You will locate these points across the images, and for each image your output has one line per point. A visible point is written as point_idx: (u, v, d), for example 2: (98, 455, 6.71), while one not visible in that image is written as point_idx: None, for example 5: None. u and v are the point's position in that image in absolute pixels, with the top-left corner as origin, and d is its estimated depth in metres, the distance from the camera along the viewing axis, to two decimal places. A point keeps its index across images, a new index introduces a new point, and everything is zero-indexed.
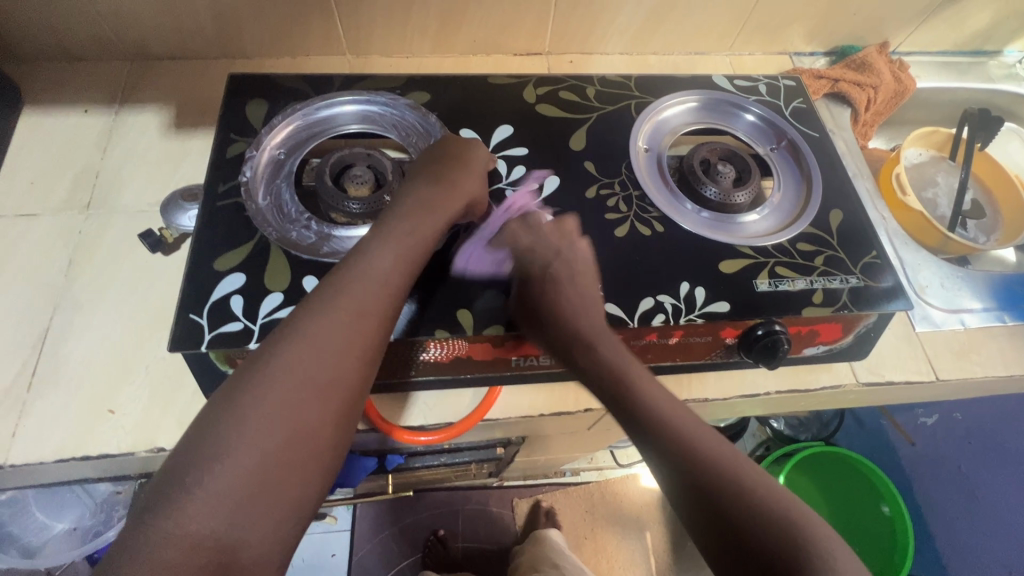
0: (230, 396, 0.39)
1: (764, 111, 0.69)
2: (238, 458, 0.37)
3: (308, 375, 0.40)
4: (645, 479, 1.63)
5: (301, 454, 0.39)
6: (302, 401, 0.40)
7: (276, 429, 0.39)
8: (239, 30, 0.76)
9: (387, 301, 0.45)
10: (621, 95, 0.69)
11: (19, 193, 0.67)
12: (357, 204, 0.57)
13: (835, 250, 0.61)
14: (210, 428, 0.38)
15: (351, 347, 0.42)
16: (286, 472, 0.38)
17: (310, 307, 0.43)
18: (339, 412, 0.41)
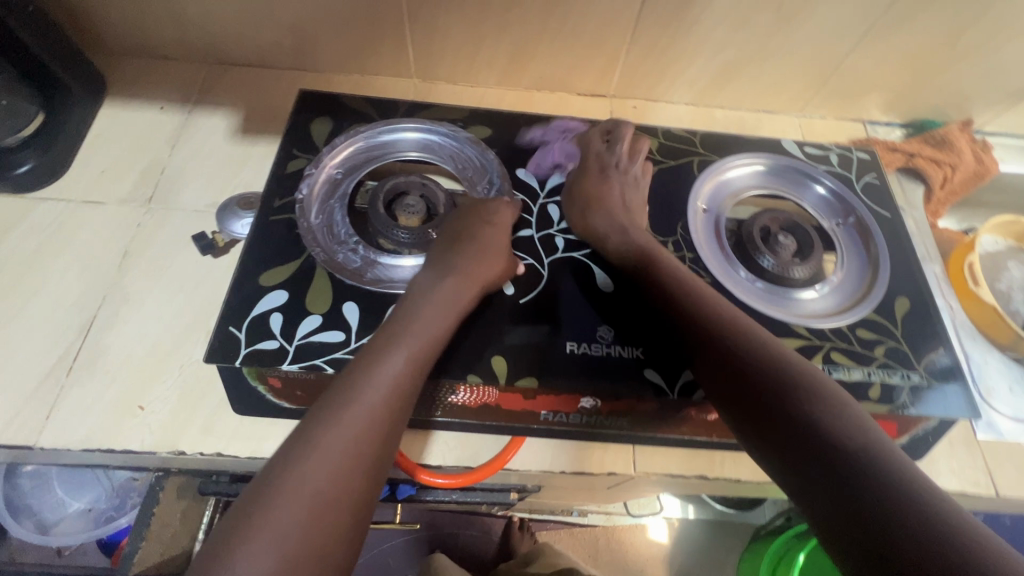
0: (253, 490, 0.37)
1: (835, 184, 0.66)
2: (265, 539, 0.34)
3: (337, 445, 0.39)
4: (654, 531, 1.57)
5: (330, 532, 0.36)
6: (325, 487, 0.37)
7: (297, 521, 0.36)
8: (315, 46, 0.78)
9: (416, 366, 0.45)
10: (683, 151, 0.67)
11: (90, 180, 0.70)
12: (407, 235, 0.57)
13: (897, 341, 0.57)
14: (237, 509, 0.36)
15: (380, 416, 0.42)
16: (315, 554, 0.35)
17: (333, 389, 0.43)
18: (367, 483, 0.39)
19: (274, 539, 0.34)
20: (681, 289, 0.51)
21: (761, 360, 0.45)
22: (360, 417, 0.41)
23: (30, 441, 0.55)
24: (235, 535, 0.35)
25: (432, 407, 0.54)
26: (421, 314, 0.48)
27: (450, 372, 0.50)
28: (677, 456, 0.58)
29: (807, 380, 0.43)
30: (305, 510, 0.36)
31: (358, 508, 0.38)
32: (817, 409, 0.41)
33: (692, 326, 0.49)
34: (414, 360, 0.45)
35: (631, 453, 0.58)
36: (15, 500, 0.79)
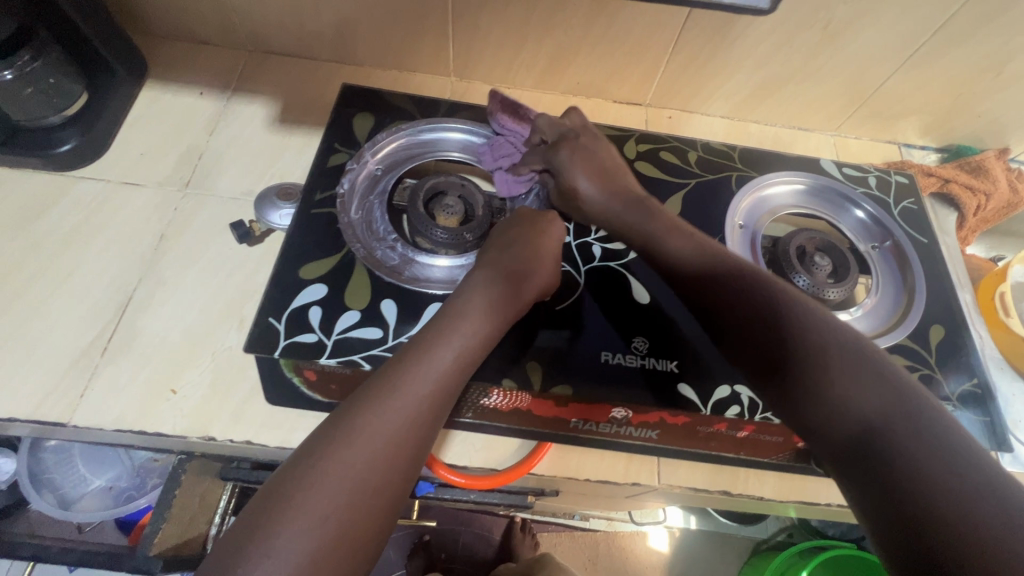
0: (299, 463, 0.37)
1: (874, 207, 0.66)
2: (302, 524, 0.34)
3: (384, 429, 0.39)
4: (654, 540, 1.57)
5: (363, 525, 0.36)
6: (370, 471, 0.37)
7: (340, 501, 0.36)
8: (356, 39, 0.78)
9: (461, 363, 0.44)
10: (722, 165, 0.67)
11: (129, 161, 0.71)
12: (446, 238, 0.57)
13: (931, 369, 0.56)
14: (278, 485, 0.36)
15: (427, 407, 0.41)
16: (345, 544, 0.35)
17: (388, 371, 0.42)
18: (403, 479, 0.39)
19: (308, 526, 0.34)
20: (736, 282, 0.47)
21: (834, 359, 0.40)
22: (407, 410, 0.40)
23: (64, 417, 0.55)
24: (274, 515, 0.34)
25: (463, 408, 0.54)
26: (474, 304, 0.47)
27: (485, 374, 0.51)
28: (702, 470, 0.58)
29: (892, 386, 0.38)
30: (344, 499, 0.36)
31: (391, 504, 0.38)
32: (898, 421, 0.36)
33: (750, 322, 0.45)
34: (462, 356, 0.44)
35: (656, 465, 0.58)
36: (37, 473, 0.80)
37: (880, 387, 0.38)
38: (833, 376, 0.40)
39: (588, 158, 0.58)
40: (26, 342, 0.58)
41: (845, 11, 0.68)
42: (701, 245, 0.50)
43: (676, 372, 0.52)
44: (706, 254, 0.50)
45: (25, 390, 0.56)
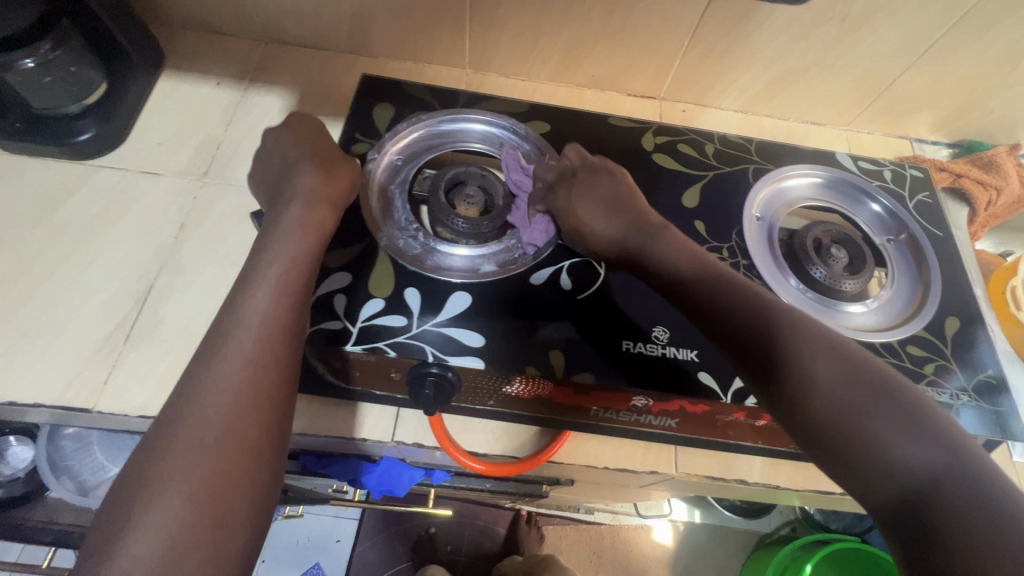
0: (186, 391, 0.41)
1: (891, 201, 0.66)
2: (187, 442, 0.38)
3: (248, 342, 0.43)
4: (659, 533, 1.58)
5: (224, 501, 0.37)
6: (245, 376, 0.42)
7: (222, 404, 0.40)
8: (372, 30, 0.78)
9: (285, 335, 0.45)
10: (739, 157, 0.68)
11: (147, 151, 0.71)
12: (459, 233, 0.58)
13: (947, 361, 0.57)
14: (121, 491, 0.36)
15: (283, 312, 0.45)
16: (207, 523, 0.36)
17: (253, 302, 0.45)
18: (256, 452, 0.40)
19: (163, 515, 0.35)
20: (772, 325, 0.45)
21: (877, 415, 0.40)
22: (228, 391, 0.41)
23: (89, 403, 0.56)
24: (159, 441, 0.38)
25: (486, 396, 0.55)
26: (269, 276, 0.47)
27: (508, 362, 0.51)
28: (719, 458, 0.59)
29: (936, 441, 0.38)
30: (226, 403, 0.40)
31: (252, 478, 0.39)
32: (949, 481, 0.36)
33: (789, 371, 0.43)
34: (278, 327, 0.45)
35: (673, 453, 0.59)
36: (56, 460, 0.83)
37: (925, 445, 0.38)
38: (878, 433, 0.39)
39: (609, 203, 0.58)
40: (50, 329, 0.59)
41: (862, 5, 0.68)
42: (730, 283, 0.49)
43: (696, 360, 0.53)
44: (737, 294, 0.48)
45: (50, 376, 0.56)
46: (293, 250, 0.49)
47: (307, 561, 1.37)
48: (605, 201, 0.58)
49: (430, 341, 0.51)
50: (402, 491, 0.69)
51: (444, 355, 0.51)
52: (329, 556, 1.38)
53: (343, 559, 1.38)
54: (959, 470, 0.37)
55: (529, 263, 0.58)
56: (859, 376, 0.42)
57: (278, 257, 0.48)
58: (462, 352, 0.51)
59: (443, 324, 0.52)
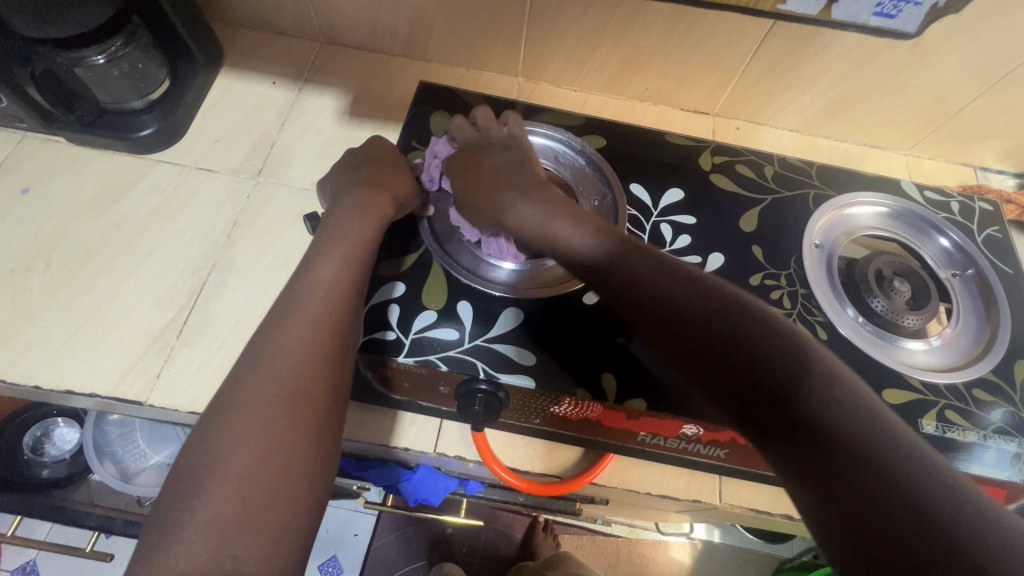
0: (250, 363, 0.42)
1: (961, 237, 0.64)
2: (254, 399, 0.40)
3: (317, 308, 0.45)
4: (677, 550, 1.56)
5: (287, 473, 0.38)
6: (309, 340, 0.43)
7: (289, 364, 0.42)
8: (428, 36, 0.78)
9: (337, 321, 0.45)
10: (799, 181, 0.66)
11: (204, 147, 0.72)
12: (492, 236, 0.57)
13: (1014, 406, 0.54)
14: (186, 461, 0.37)
15: (343, 290, 0.47)
16: (276, 492, 0.38)
17: (320, 305, 0.45)
18: (308, 433, 0.40)
19: (234, 470, 0.37)
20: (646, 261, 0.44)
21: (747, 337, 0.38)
22: (288, 364, 0.42)
23: (142, 397, 0.57)
24: (226, 408, 0.39)
25: (532, 415, 0.54)
26: (335, 270, 0.47)
27: (557, 383, 0.50)
28: (764, 492, 0.57)
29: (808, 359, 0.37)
30: (295, 364, 0.42)
31: (313, 452, 0.40)
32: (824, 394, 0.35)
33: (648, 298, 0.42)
34: (336, 308, 0.45)
35: (717, 482, 0.57)
36: (101, 445, 0.89)
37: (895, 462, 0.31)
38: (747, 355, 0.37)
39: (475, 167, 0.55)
40: (108, 321, 0.60)
41: (939, 29, 0.66)
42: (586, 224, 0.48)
43: None
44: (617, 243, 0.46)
45: (105, 368, 0.57)
46: (350, 258, 0.49)
47: (325, 553, 1.38)
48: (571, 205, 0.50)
49: (480, 356, 0.51)
50: (436, 499, 0.69)
51: (495, 372, 0.50)
52: (346, 549, 1.39)
53: (361, 553, 1.39)
54: (924, 489, 0.30)
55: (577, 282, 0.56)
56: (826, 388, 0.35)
57: (341, 261, 0.48)
58: (513, 370, 0.51)
59: (493, 340, 0.52)
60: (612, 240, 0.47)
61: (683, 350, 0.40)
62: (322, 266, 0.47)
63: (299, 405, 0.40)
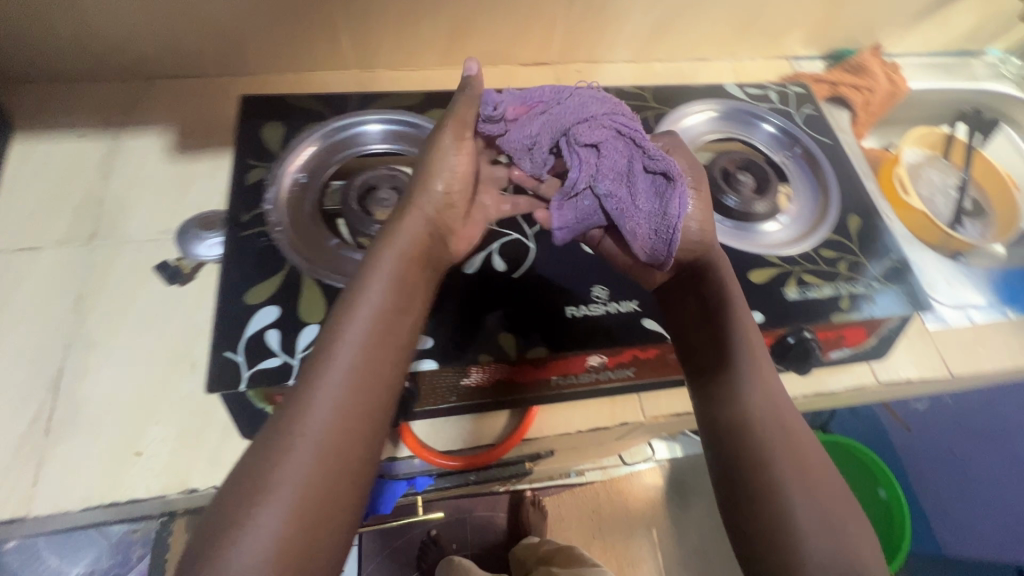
0: (296, 405, 0.42)
1: (781, 120, 0.70)
2: (299, 454, 0.40)
3: (350, 355, 0.44)
4: (649, 475, 1.66)
5: (331, 526, 0.39)
6: (362, 392, 0.43)
7: (334, 417, 0.42)
8: (243, 47, 0.74)
9: (377, 361, 0.45)
10: (638, 107, 0.69)
11: (19, 225, 0.64)
12: (575, 143, 0.52)
13: (855, 256, 0.62)
14: None
15: (378, 330, 0.46)
16: (321, 537, 0.39)
17: (352, 339, 0.45)
18: (346, 488, 0.40)
19: (274, 525, 0.37)
20: (757, 376, 0.51)
21: (798, 482, 0.47)
22: (330, 414, 0.42)
23: (20, 512, 0.50)
24: (271, 457, 0.40)
25: (446, 394, 0.54)
26: (370, 295, 0.47)
27: (458, 357, 0.51)
28: (682, 394, 0.60)
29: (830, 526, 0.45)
30: (332, 418, 0.42)
31: (347, 506, 0.41)
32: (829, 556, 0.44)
33: (737, 394, 0.50)
34: (378, 345, 0.45)
35: (637, 400, 0.59)
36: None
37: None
38: (787, 490, 0.46)
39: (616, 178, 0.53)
40: None
41: None
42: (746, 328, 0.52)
43: (638, 309, 0.56)
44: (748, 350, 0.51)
45: None
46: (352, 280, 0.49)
47: None
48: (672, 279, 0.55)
49: None
50: None
51: None
52: None
53: None
54: None
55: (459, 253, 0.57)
56: (827, 519, 0.45)
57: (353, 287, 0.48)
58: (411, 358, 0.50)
59: None
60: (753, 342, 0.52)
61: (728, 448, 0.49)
62: (363, 297, 0.47)
63: (343, 461, 0.41)
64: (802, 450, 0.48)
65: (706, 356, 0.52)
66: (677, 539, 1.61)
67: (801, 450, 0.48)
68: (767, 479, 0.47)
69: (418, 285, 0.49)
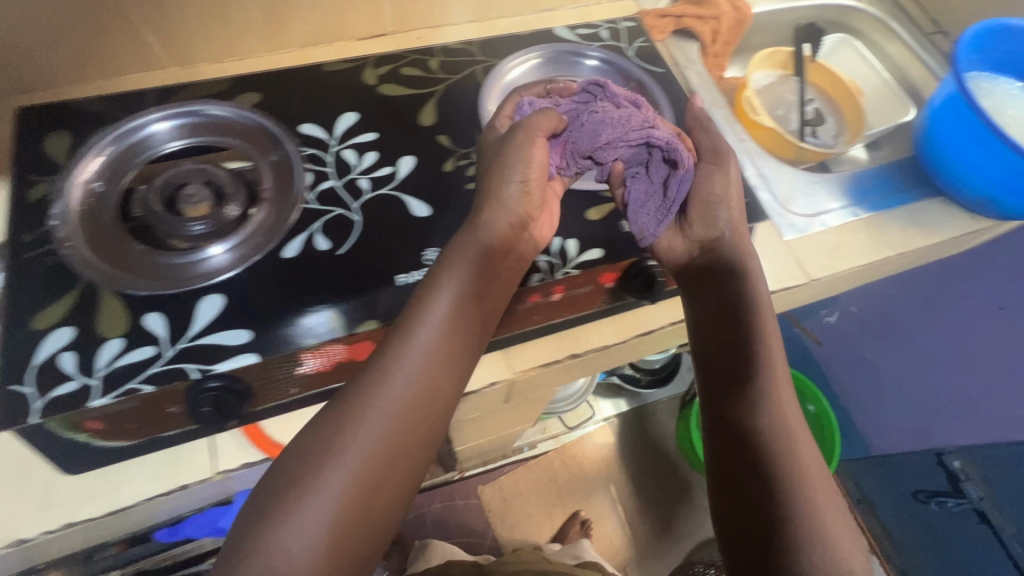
0: (376, 382, 0.45)
1: (604, 53, 0.69)
2: (371, 431, 0.43)
3: (430, 341, 0.47)
4: (600, 435, 1.69)
5: (384, 502, 0.43)
6: (435, 376, 0.47)
7: (408, 400, 0.45)
8: (32, 59, 0.67)
9: (452, 344, 0.48)
10: (464, 62, 0.67)
11: None
12: (600, 116, 0.57)
13: None
14: None
15: (452, 318, 0.49)
16: (374, 517, 0.42)
17: (426, 316, 0.48)
18: (398, 468, 0.43)
19: (334, 494, 0.41)
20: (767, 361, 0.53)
21: (802, 471, 0.48)
22: (405, 397, 0.45)
23: None
24: (342, 428, 0.43)
25: (286, 386, 0.51)
26: (449, 278, 0.49)
27: (281, 346, 0.48)
28: (548, 342, 0.59)
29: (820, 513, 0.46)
30: (406, 402, 0.45)
31: (402, 487, 0.44)
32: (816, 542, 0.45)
33: (750, 376, 0.52)
34: (449, 329, 0.48)
35: (504, 358, 0.58)
36: None
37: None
38: (787, 475, 0.48)
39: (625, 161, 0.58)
40: None
41: None
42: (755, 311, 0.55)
43: None
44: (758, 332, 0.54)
45: None
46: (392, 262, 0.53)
47: None
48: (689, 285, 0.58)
49: (189, 358, 0.47)
50: None
51: (209, 364, 0.47)
52: None
53: None
54: None
55: (274, 238, 0.53)
56: (817, 507, 0.46)
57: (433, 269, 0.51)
58: (228, 355, 0.47)
59: (199, 335, 0.48)
60: (762, 327, 0.54)
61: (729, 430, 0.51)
62: (442, 281, 0.49)
63: (404, 444, 0.44)
64: (800, 439, 0.49)
65: (718, 341, 0.55)
66: (636, 490, 1.64)
67: (805, 441, 0.50)
68: (767, 463, 0.48)
69: (462, 262, 0.50)
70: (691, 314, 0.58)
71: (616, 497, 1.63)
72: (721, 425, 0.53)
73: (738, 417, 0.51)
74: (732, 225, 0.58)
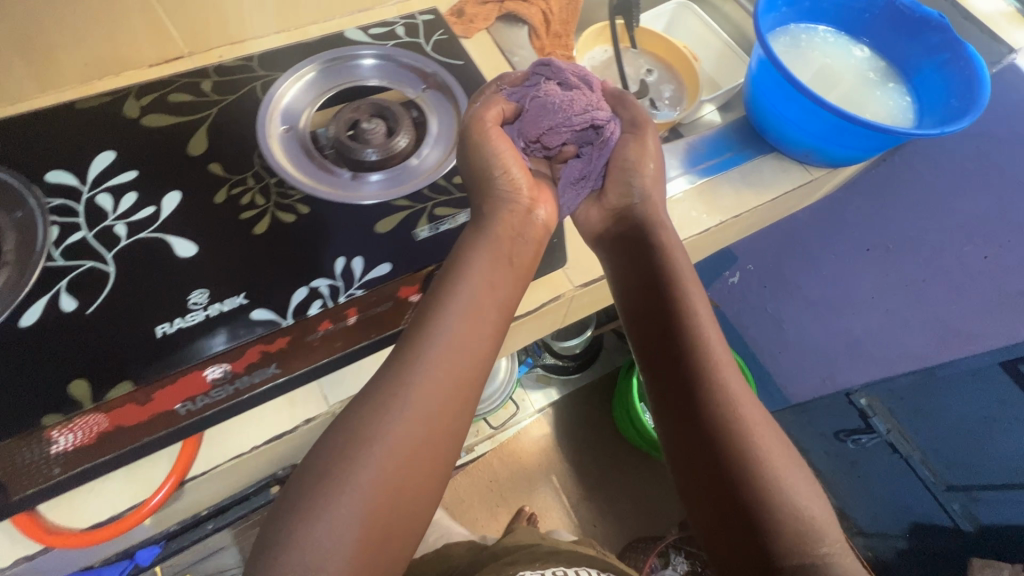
0: (401, 374, 0.48)
1: (377, 49, 0.66)
2: (400, 419, 0.46)
3: (457, 329, 0.50)
4: (536, 427, 1.67)
5: (419, 486, 0.46)
6: (461, 361, 0.50)
7: (436, 390, 0.48)
8: None
9: (473, 335, 0.51)
10: (240, 80, 0.62)
11: None
12: (543, 100, 0.59)
13: None
14: None
15: (473, 307, 0.52)
16: (410, 501, 0.46)
17: (446, 307, 0.51)
18: (435, 455, 0.47)
19: (365, 485, 0.44)
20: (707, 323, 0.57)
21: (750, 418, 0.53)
22: (436, 387, 0.48)
23: None
24: (372, 423, 0.46)
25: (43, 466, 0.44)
26: (474, 264, 0.53)
27: (15, 428, 0.43)
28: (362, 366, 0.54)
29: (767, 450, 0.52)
30: (434, 392, 0.48)
31: (435, 471, 0.47)
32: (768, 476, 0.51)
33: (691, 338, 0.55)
34: (477, 318, 0.51)
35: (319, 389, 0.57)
36: None
37: (814, 546, 0.49)
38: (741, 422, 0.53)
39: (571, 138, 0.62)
40: None
41: None
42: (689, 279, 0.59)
43: (245, 303, 0.50)
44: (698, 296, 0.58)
45: None
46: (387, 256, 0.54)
47: None
48: (630, 256, 0.61)
49: None
50: None
51: None
52: None
53: None
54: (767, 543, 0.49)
55: (8, 307, 0.48)
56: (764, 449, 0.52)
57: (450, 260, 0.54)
58: None
59: None
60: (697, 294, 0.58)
61: (673, 390, 0.55)
62: (467, 269, 0.52)
63: (438, 431, 0.48)
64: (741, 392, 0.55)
65: (653, 307, 0.58)
66: (578, 476, 1.64)
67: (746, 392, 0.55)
68: (718, 415, 0.53)
69: (500, 256, 0.54)
70: (628, 283, 0.61)
71: (560, 486, 1.62)
72: (664, 388, 0.55)
73: (690, 375, 0.54)
74: (645, 194, 0.63)
